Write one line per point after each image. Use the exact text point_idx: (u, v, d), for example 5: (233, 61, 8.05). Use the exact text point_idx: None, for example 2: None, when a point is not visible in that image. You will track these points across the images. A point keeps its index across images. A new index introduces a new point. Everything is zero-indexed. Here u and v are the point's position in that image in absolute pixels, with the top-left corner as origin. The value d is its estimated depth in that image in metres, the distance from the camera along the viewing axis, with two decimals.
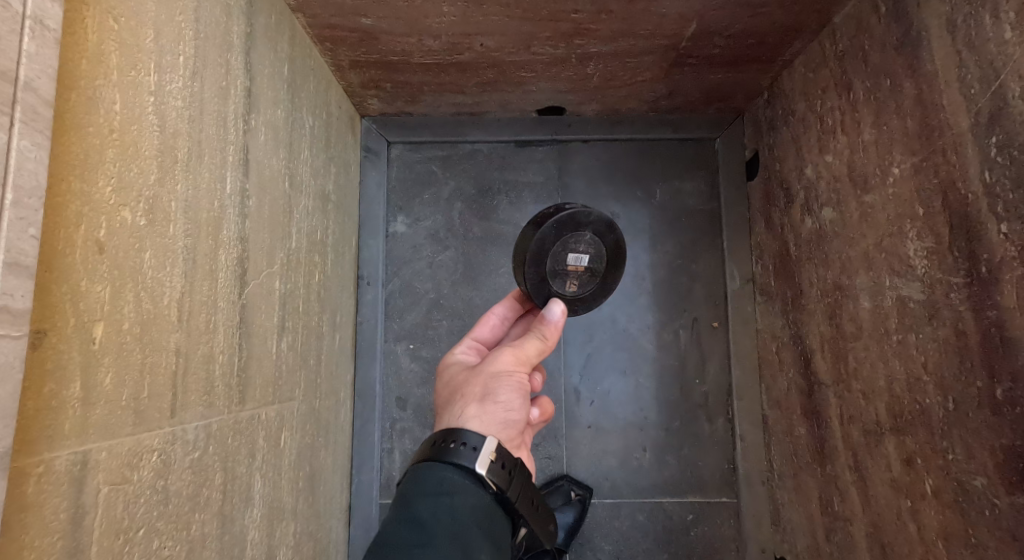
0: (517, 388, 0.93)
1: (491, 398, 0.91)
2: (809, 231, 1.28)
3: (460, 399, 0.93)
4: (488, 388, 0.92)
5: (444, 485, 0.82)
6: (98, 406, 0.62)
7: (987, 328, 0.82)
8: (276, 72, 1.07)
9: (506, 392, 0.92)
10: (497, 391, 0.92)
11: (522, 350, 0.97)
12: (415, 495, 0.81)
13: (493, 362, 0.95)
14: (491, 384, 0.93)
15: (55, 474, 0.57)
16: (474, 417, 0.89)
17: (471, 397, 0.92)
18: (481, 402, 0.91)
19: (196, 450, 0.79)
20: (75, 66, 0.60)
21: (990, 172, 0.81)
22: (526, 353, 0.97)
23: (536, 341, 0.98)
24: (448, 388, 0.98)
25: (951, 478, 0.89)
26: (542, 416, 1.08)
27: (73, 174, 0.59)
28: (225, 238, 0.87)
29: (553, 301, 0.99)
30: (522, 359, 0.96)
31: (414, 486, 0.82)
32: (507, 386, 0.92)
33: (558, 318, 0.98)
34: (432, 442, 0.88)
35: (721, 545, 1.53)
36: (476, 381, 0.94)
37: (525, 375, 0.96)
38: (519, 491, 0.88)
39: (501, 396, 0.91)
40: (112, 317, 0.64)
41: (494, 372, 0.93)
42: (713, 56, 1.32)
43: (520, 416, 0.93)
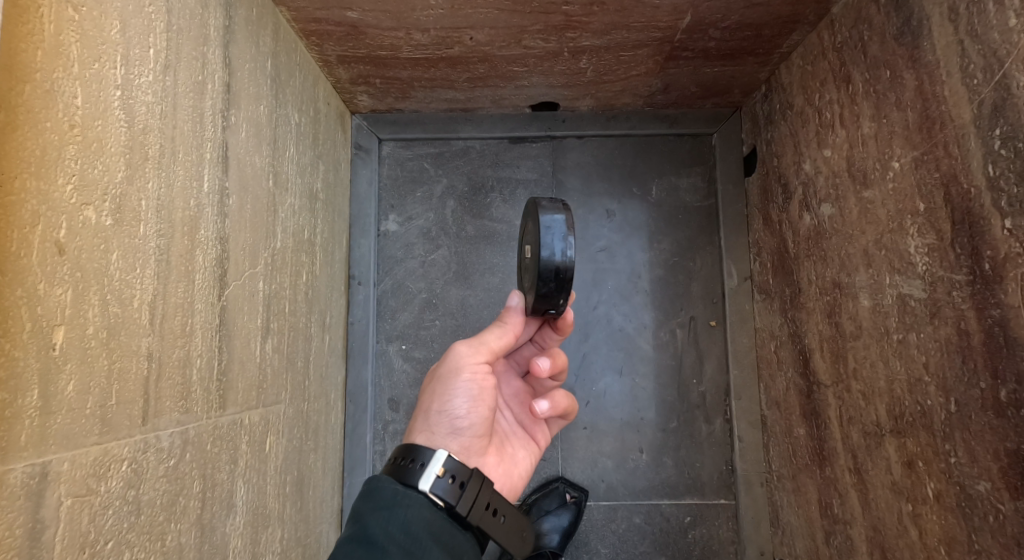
0: (470, 389, 0.95)
1: (443, 404, 0.95)
2: (807, 227, 1.25)
3: (420, 403, 0.98)
4: (439, 393, 0.95)
5: (395, 498, 0.81)
6: (59, 415, 0.59)
7: (990, 327, 0.79)
8: (258, 67, 1.04)
9: (458, 395, 0.94)
10: (448, 396, 0.95)
11: (478, 343, 0.99)
12: (369, 507, 0.81)
13: (448, 361, 0.97)
14: (447, 387, 0.95)
15: (11, 488, 0.54)
16: (425, 424, 0.94)
17: (427, 402, 0.97)
18: (434, 408, 0.95)
19: (171, 458, 0.76)
20: (28, 57, 0.57)
21: (993, 165, 0.78)
22: (482, 346, 0.99)
23: (495, 332, 1.01)
24: (423, 391, 1.05)
25: (954, 482, 0.86)
26: (552, 409, 1.04)
27: (28, 171, 0.57)
28: (203, 238, 0.84)
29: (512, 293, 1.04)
30: (477, 353, 0.98)
31: (369, 499, 0.82)
32: (457, 387, 0.95)
33: (517, 306, 1.02)
34: (392, 458, 0.89)
35: (719, 547, 1.51)
36: (432, 384, 0.98)
37: (484, 376, 0.97)
38: (475, 506, 0.85)
39: (454, 402, 0.94)
40: (74, 322, 0.61)
41: (447, 373, 0.96)
42: (709, 48, 1.29)
43: (476, 419, 0.95)
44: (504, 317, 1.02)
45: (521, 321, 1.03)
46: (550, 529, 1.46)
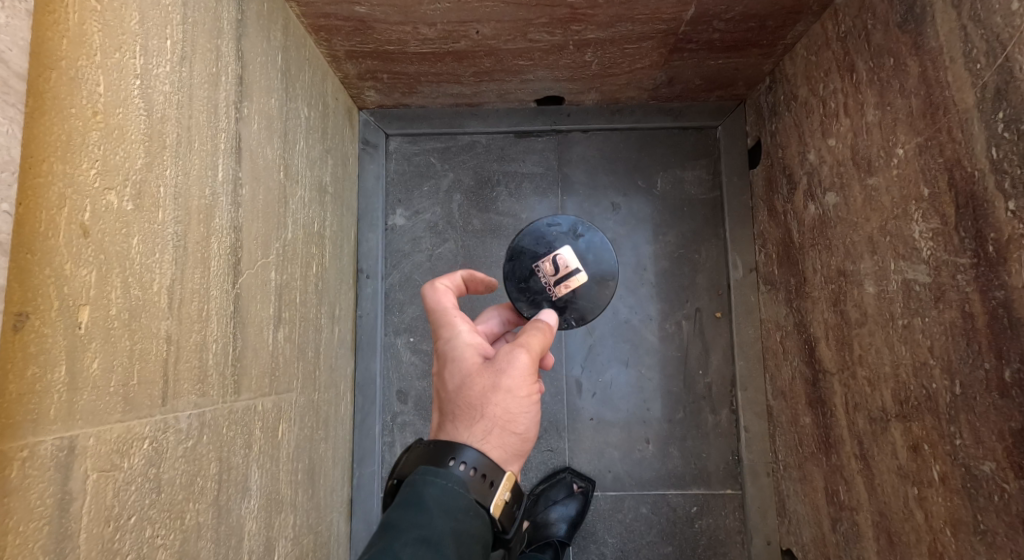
0: (535, 404, 0.87)
1: (511, 422, 0.85)
2: (812, 217, 1.26)
3: (479, 420, 0.84)
4: (508, 410, 0.84)
5: (467, 512, 0.79)
6: (86, 391, 0.61)
7: (994, 309, 0.80)
8: (269, 60, 1.06)
9: (527, 414, 0.86)
10: (518, 415, 0.85)
11: (535, 352, 0.90)
12: (438, 510, 0.77)
13: (512, 371, 0.85)
14: (512, 405, 0.84)
15: (40, 459, 0.56)
16: (496, 446, 0.83)
17: (493, 421, 0.84)
18: (503, 426, 0.84)
19: (189, 439, 0.78)
20: (54, 45, 0.59)
21: (997, 148, 0.79)
22: (538, 354, 0.90)
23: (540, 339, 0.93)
24: (455, 391, 0.87)
25: (959, 464, 0.87)
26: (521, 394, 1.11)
27: (55, 155, 0.59)
28: (217, 226, 0.86)
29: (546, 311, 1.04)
30: (535, 360, 0.89)
31: (437, 500, 0.78)
32: (527, 405, 0.86)
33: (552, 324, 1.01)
34: (442, 453, 0.82)
35: (726, 537, 1.51)
36: (496, 398, 0.84)
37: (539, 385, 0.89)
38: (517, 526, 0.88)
39: (522, 422, 0.86)
40: (98, 302, 0.63)
41: (515, 389, 0.85)
42: (713, 40, 1.30)
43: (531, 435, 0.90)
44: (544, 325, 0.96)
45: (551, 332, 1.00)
46: (558, 518, 1.47)
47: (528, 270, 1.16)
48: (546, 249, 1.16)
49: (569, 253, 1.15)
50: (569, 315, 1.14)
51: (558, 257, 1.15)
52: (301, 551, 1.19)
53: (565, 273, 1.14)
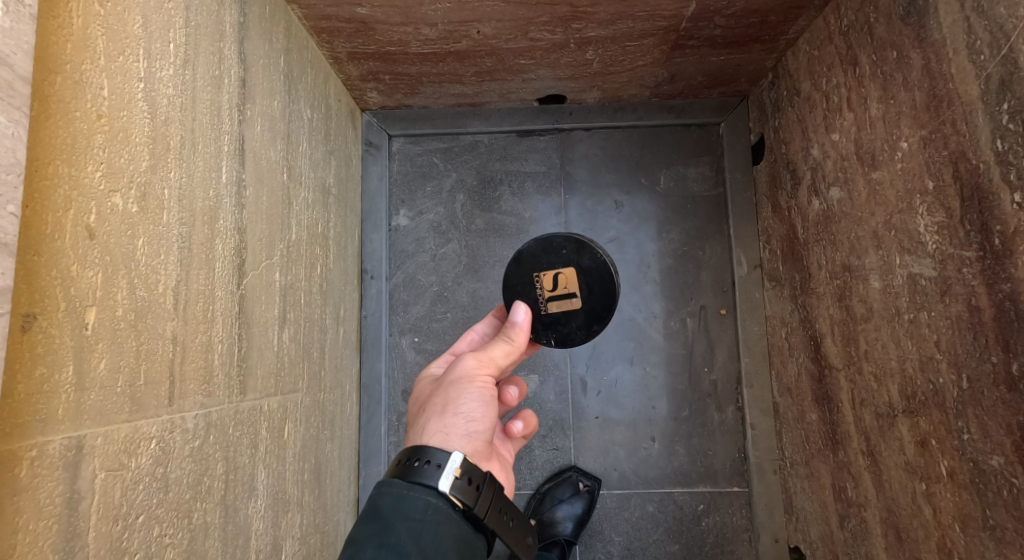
0: (480, 392, 0.88)
1: (453, 409, 0.87)
2: (816, 212, 1.26)
3: (425, 413, 0.89)
4: (448, 398, 0.88)
5: (425, 511, 0.77)
6: (93, 391, 0.62)
7: (1001, 302, 0.80)
8: (272, 63, 1.07)
9: (469, 400, 0.87)
10: (458, 401, 0.87)
11: (487, 354, 0.93)
12: (393, 515, 0.76)
13: (460, 368, 0.91)
14: (452, 392, 0.88)
15: (48, 458, 0.57)
16: (437, 431, 0.85)
17: (434, 408, 0.88)
18: (442, 414, 0.87)
19: (195, 439, 0.79)
20: (59, 49, 0.59)
21: (1001, 140, 0.79)
22: (492, 356, 0.93)
23: (503, 345, 0.96)
24: (416, 406, 0.95)
25: (967, 459, 0.86)
26: (525, 429, 1.06)
27: (60, 158, 0.59)
28: (222, 227, 0.87)
29: (519, 305, 1.01)
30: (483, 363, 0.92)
31: (394, 508, 0.77)
32: (469, 392, 0.88)
33: (524, 323, 0.99)
34: (397, 459, 0.83)
35: (733, 535, 1.51)
36: (439, 393, 0.90)
37: (488, 378, 0.91)
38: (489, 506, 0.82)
39: (463, 404, 0.87)
40: (104, 303, 0.64)
41: (456, 379, 0.89)
42: (714, 37, 1.30)
43: (485, 425, 0.88)
44: (511, 330, 0.98)
45: (525, 336, 0.99)
46: (564, 517, 1.47)
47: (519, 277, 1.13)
48: (551, 263, 1.11)
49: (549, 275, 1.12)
50: (549, 333, 1.10)
51: (562, 273, 1.11)
52: (309, 551, 1.19)
53: (562, 290, 1.10)
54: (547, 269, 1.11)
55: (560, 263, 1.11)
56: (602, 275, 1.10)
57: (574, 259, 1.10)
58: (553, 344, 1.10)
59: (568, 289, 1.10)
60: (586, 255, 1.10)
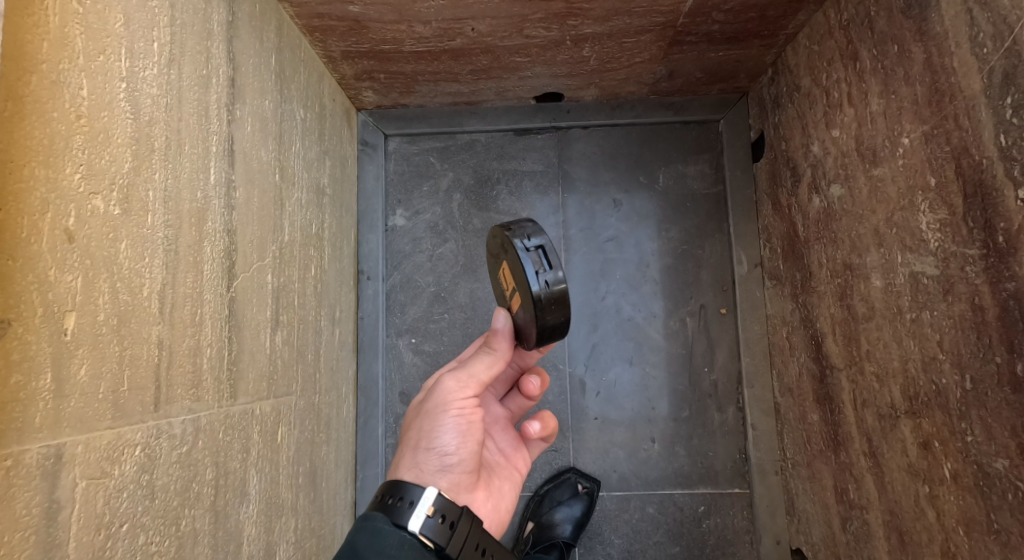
0: (455, 421, 0.87)
1: (427, 443, 0.87)
2: (817, 210, 1.24)
3: (405, 443, 0.91)
4: (423, 431, 0.88)
5: (401, 548, 0.76)
6: (73, 398, 0.61)
7: (1005, 301, 0.78)
8: (263, 62, 1.05)
9: (443, 434, 0.87)
10: (432, 435, 0.87)
11: (464, 373, 0.90)
12: (367, 551, 0.76)
13: (436, 395, 0.89)
14: (428, 423, 0.88)
15: (25, 468, 0.56)
16: (410, 467, 0.87)
17: (411, 441, 0.89)
18: (417, 448, 0.88)
19: (183, 445, 0.78)
20: (34, 48, 0.58)
21: (1005, 135, 0.77)
22: (474, 373, 0.90)
23: (487, 358, 0.92)
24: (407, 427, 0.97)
25: (971, 461, 0.85)
26: (542, 431, 1.01)
27: (37, 160, 0.58)
28: (211, 229, 0.86)
29: (500, 312, 0.95)
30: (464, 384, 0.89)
31: (369, 545, 0.76)
32: (442, 425, 0.87)
33: (506, 330, 0.94)
34: (378, 493, 0.84)
35: (734, 537, 1.49)
36: (417, 422, 0.90)
37: (468, 401, 0.89)
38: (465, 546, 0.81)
39: (439, 437, 0.87)
40: (85, 308, 0.62)
41: (430, 410, 0.88)
42: (712, 32, 1.28)
43: (463, 455, 0.88)
44: (495, 340, 0.93)
45: (509, 345, 0.94)
46: (563, 519, 1.46)
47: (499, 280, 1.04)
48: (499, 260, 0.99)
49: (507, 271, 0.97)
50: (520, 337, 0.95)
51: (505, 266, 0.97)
52: (304, 555, 1.18)
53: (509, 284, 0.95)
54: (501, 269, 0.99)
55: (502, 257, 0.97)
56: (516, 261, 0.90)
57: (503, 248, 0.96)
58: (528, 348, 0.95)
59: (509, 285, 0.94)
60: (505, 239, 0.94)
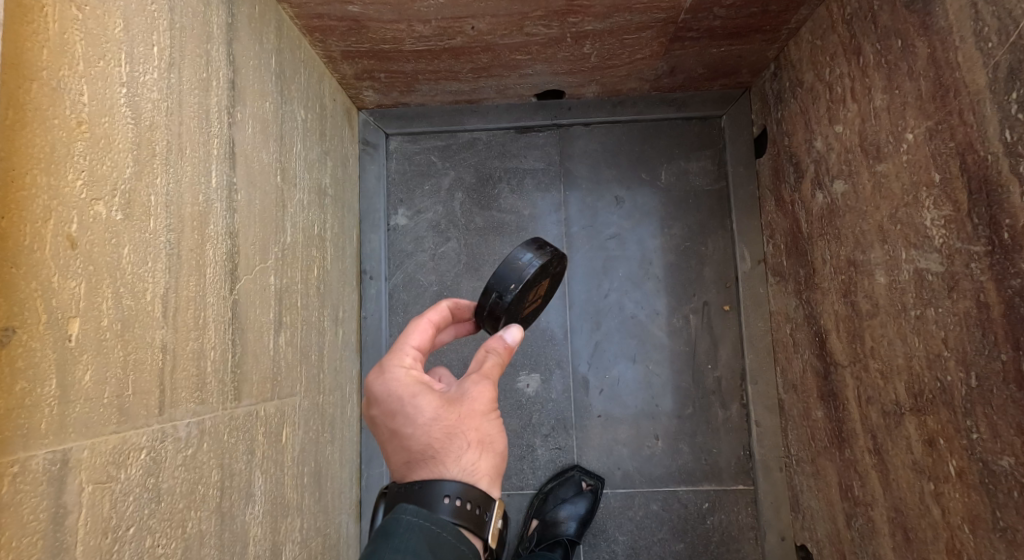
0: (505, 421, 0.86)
1: (491, 446, 0.82)
2: (820, 206, 1.23)
3: (459, 450, 0.79)
4: (485, 434, 0.81)
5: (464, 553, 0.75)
6: (78, 404, 0.61)
7: (1010, 298, 0.77)
8: (263, 63, 1.05)
9: (501, 435, 0.84)
10: (495, 436, 0.82)
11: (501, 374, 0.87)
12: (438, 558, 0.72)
13: (480, 398, 0.83)
14: (487, 426, 0.82)
15: (32, 474, 0.56)
16: (484, 473, 0.80)
17: (472, 447, 0.80)
18: (483, 452, 0.81)
19: (188, 448, 0.78)
20: (34, 54, 0.58)
21: (1011, 131, 0.76)
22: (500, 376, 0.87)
23: (501, 360, 0.89)
24: (427, 431, 0.79)
25: (976, 459, 0.84)
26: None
27: (38, 167, 0.58)
28: (213, 232, 0.86)
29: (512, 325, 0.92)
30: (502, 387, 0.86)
31: (430, 547, 0.72)
32: (500, 427, 0.84)
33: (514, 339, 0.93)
34: (426, 489, 0.76)
35: (739, 533, 1.49)
36: (473, 427, 0.81)
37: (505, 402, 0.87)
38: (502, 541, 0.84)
39: (497, 439, 0.83)
40: (88, 314, 0.63)
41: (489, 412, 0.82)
42: (714, 28, 1.27)
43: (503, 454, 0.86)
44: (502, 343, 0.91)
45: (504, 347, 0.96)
46: (567, 516, 1.46)
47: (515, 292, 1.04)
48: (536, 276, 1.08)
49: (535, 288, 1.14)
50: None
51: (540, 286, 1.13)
52: (309, 555, 1.19)
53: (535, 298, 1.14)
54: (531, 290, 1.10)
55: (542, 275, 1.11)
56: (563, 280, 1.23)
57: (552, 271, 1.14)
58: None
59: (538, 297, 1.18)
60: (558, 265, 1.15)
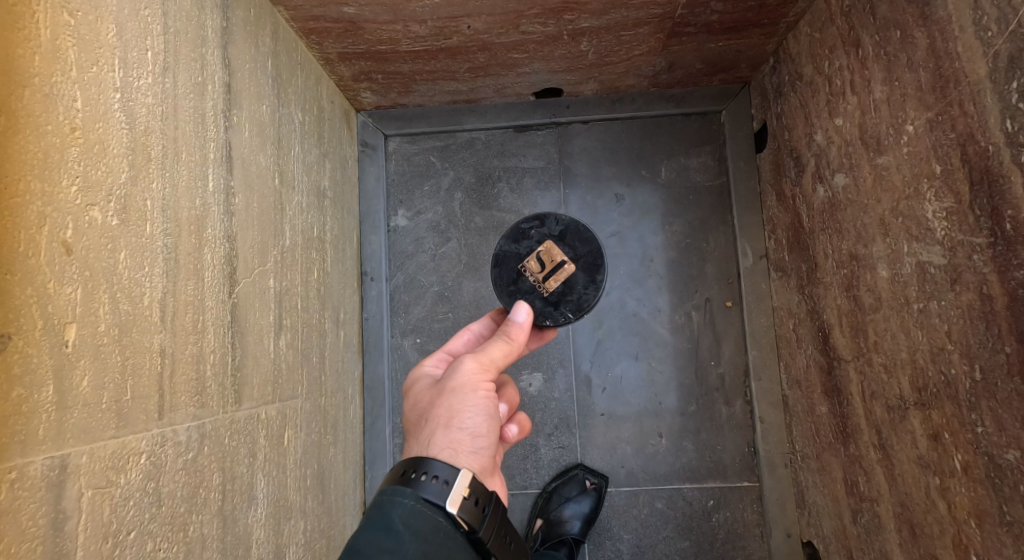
0: (486, 403, 0.86)
1: (457, 422, 0.84)
2: (821, 200, 1.22)
3: (426, 425, 0.85)
4: (451, 410, 0.84)
5: (438, 535, 0.75)
6: (75, 410, 0.61)
7: (1014, 290, 0.76)
8: (259, 66, 1.05)
9: (473, 412, 0.84)
10: (462, 412, 0.84)
11: (486, 355, 0.90)
12: (407, 534, 0.73)
13: (455, 375, 0.87)
14: (455, 402, 0.85)
15: (30, 480, 0.56)
16: (443, 446, 0.82)
17: (437, 421, 0.84)
18: (447, 427, 0.84)
19: (189, 452, 0.78)
20: (26, 61, 0.58)
21: (1011, 120, 0.75)
22: (491, 357, 0.90)
23: (503, 344, 0.92)
24: (413, 412, 0.91)
25: (982, 452, 0.83)
26: (519, 433, 1.02)
27: (32, 174, 0.58)
28: (210, 236, 0.85)
29: (520, 306, 0.96)
30: (487, 366, 0.89)
31: (406, 523, 0.74)
32: (472, 403, 0.85)
33: (525, 323, 0.95)
34: (398, 469, 0.80)
35: (744, 530, 1.49)
36: (440, 401, 0.86)
37: (491, 383, 0.88)
38: (491, 529, 0.80)
39: (468, 418, 0.84)
40: (85, 320, 0.63)
41: (459, 388, 0.86)
42: (711, 22, 1.26)
43: (489, 438, 0.86)
44: (511, 329, 0.94)
45: (525, 335, 0.96)
46: (571, 515, 1.46)
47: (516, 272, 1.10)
48: (528, 247, 1.10)
49: (553, 247, 1.09)
50: (565, 309, 1.05)
51: (542, 252, 1.09)
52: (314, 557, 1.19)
53: (551, 265, 1.08)
54: (528, 257, 1.09)
55: (537, 242, 1.10)
56: (575, 231, 1.10)
57: (543, 232, 1.10)
58: (574, 316, 1.05)
59: (556, 260, 1.08)
60: (551, 223, 1.11)
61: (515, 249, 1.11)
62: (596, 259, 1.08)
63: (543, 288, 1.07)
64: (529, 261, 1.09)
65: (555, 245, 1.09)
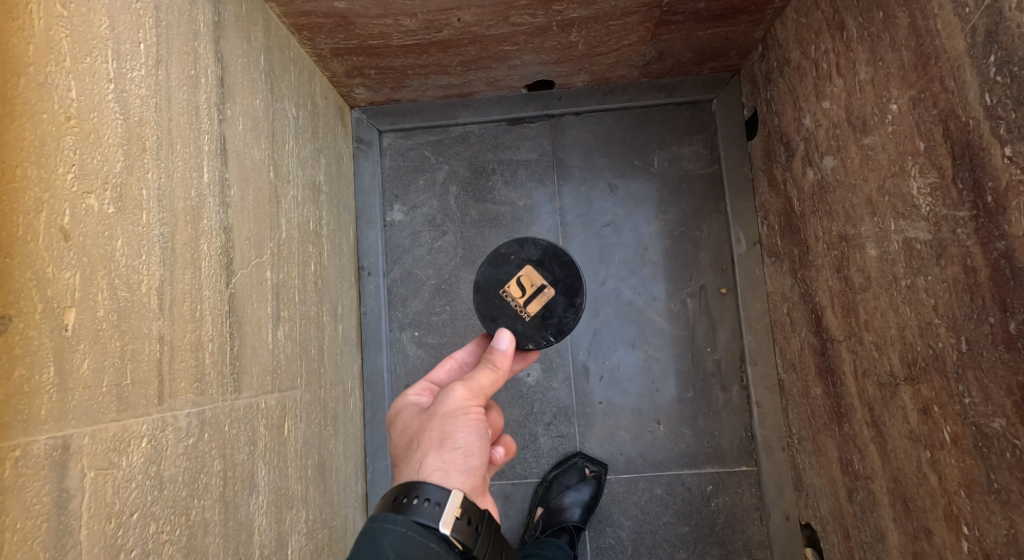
0: (478, 425, 0.88)
1: (448, 445, 0.85)
2: (811, 183, 1.24)
3: (417, 449, 0.86)
4: (443, 434, 0.86)
5: (430, 558, 0.75)
6: (77, 391, 0.63)
7: (996, 261, 0.78)
8: (252, 61, 1.07)
9: (464, 434, 0.86)
10: (454, 435, 0.86)
11: (475, 382, 0.92)
12: (399, 559, 0.73)
13: (445, 401, 0.89)
14: (447, 426, 0.86)
15: (34, 458, 0.58)
16: (435, 469, 0.82)
17: (429, 445, 0.86)
18: (439, 450, 0.85)
19: (189, 437, 0.80)
20: (21, 51, 0.59)
21: (990, 94, 0.77)
22: (480, 384, 0.92)
23: (489, 371, 0.95)
24: (402, 438, 0.92)
25: (969, 423, 0.85)
26: (506, 455, 1.02)
27: (29, 160, 0.59)
28: (206, 226, 0.87)
29: (502, 333, 1.01)
30: (477, 393, 0.91)
31: (397, 549, 0.74)
32: (464, 426, 0.86)
33: (509, 350, 0.99)
34: (390, 495, 0.81)
35: (744, 514, 1.50)
36: (431, 427, 0.87)
37: (481, 407, 0.90)
38: (486, 548, 0.81)
39: (460, 440, 0.86)
40: (84, 304, 0.64)
41: (451, 412, 0.87)
42: (698, 10, 1.28)
43: (481, 460, 0.87)
44: (495, 356, 0.98)
45: (509, 362, 0.99)
46: (572, 502, 1.47)
47: (497, 299, 1.11)
48: (508, 272, 1.12)
49: (533, 271, 1.11)
50: (547, 332, 1.09)
51: (522, 276, 1.11)
52: (316, 546, 1.20)
53: (532, 289, 1.10)
54: (508, 282, 1.11)
55: (516, 268, 1.12)
56: (556, 255, 1.12)
57: (523, 257, 1.12)
58: (556, 337, 1.08)
59: (536, 285, 1.11)
60: (531, 248, 1.13)
61: (495, 275, 1.12)
62: (575, 282, 1.11)
63: (525, 313, 1.09)
64: (509, 285, 1.11)
65: (534, 270, 1.12)
